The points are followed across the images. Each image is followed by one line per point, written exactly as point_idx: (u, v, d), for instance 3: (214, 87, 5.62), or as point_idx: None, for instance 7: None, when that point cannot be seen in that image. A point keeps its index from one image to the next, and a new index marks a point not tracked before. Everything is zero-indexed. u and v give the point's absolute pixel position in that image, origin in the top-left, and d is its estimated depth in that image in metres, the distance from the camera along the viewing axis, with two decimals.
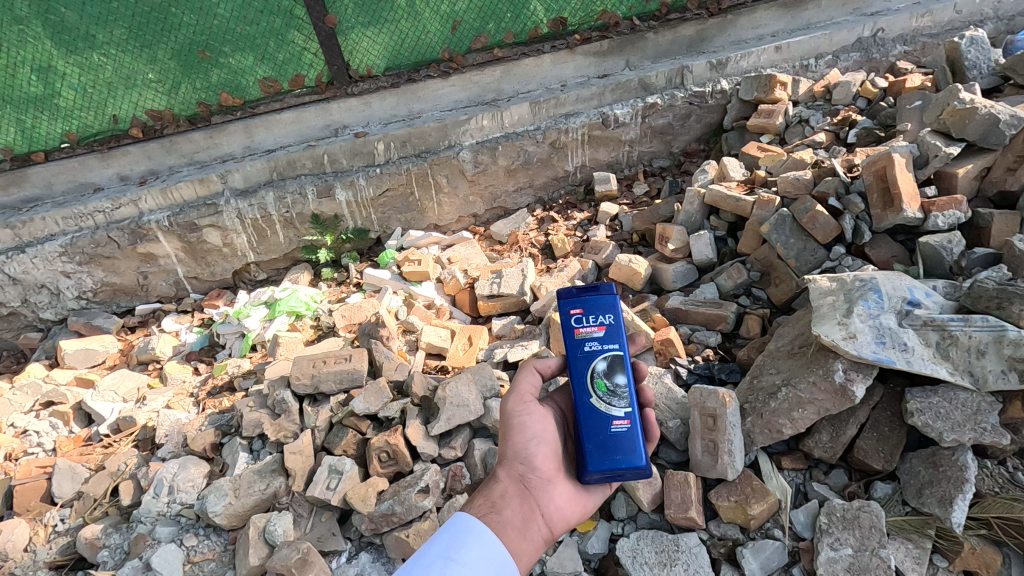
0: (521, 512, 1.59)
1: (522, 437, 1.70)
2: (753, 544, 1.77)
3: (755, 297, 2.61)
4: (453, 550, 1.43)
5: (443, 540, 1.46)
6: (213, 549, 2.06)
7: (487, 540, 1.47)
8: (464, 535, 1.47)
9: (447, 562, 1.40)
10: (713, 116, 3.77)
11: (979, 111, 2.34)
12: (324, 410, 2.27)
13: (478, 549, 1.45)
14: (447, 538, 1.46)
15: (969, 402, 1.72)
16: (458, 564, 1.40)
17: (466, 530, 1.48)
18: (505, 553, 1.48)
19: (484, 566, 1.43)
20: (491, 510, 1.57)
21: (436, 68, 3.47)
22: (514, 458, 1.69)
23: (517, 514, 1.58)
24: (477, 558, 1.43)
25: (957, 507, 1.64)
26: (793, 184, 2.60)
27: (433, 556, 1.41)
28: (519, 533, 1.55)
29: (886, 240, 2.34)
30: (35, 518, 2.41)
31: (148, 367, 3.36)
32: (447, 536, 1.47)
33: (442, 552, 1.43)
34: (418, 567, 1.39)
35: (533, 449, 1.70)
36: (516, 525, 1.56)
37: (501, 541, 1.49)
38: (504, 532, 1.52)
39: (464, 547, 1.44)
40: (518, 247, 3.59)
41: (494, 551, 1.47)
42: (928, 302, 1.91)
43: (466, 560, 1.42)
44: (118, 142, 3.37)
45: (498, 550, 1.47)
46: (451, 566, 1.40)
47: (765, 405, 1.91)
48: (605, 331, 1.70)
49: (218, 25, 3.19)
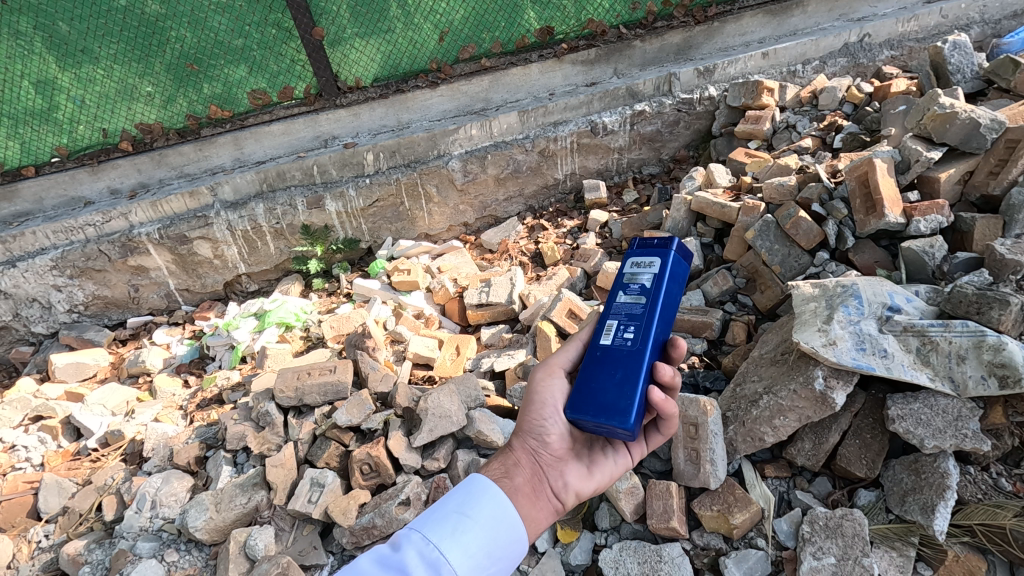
0: (531, 483, 1.50)
1: (540, 412, 1.58)
2: (736, 554, 1.76)
3: (741, 304, 2.59)
4: (468, 506, 1.33)
5: (458, 496, 1.36)
6: (194, 564, 2.06)
7: (502, 501, 1.36)
8: (479, 493, 1.36)
9: (461, 518, 1.29)
10: (702, 123, 3.78)
11: (959, 116, 2.34)
12: (308, 423, 2.27)
13: (492, 508, 1.35)
14: (461, 494, 1.36)
15: (949, 408, 1.72)
16: (472, 520, 1.30)
17: (481, 488, 1.38)
18: (518, 518, 1.36)
19: (498, 527, 1.32)
20: (503, 475, 1.48)
21: (424, 79, 3.48)
22: (531, 431, 1.58)
23: (527, 484, 1.48)
24: (493, 517, 1.32)
25: (940, 514, 1.63)
26: (777, 191, 2.61)
27: (447, 510, 1.32)
28: (529, 502, 1.45)
29: (869, 245, 2.34)
30: (19, 535, 2.40)
31: (138, 380, 3.35)
32: (462, 492, 1.37)
33: (456, 508, 1.33)
34: (431, 519, 1.29)
35: (551, 425, 1.58)
36: (526, 494, 1.46)
37: (514, 506, 1.38)
38: (516, 498, 1.41)
39: (479, 504, 1.33)
40: (508, 256, 3.59)
41: (510, 512, 1.35)
42: (909, 307, 1.90)
43: (481, 517, 1.31)
44: (107, 155, 3.38)
45: (512, 514, 1.36)
46: (465, 523, 1.29)
47: (747, 413, 1.91)
48: None
49: (208, 40, 3.22)
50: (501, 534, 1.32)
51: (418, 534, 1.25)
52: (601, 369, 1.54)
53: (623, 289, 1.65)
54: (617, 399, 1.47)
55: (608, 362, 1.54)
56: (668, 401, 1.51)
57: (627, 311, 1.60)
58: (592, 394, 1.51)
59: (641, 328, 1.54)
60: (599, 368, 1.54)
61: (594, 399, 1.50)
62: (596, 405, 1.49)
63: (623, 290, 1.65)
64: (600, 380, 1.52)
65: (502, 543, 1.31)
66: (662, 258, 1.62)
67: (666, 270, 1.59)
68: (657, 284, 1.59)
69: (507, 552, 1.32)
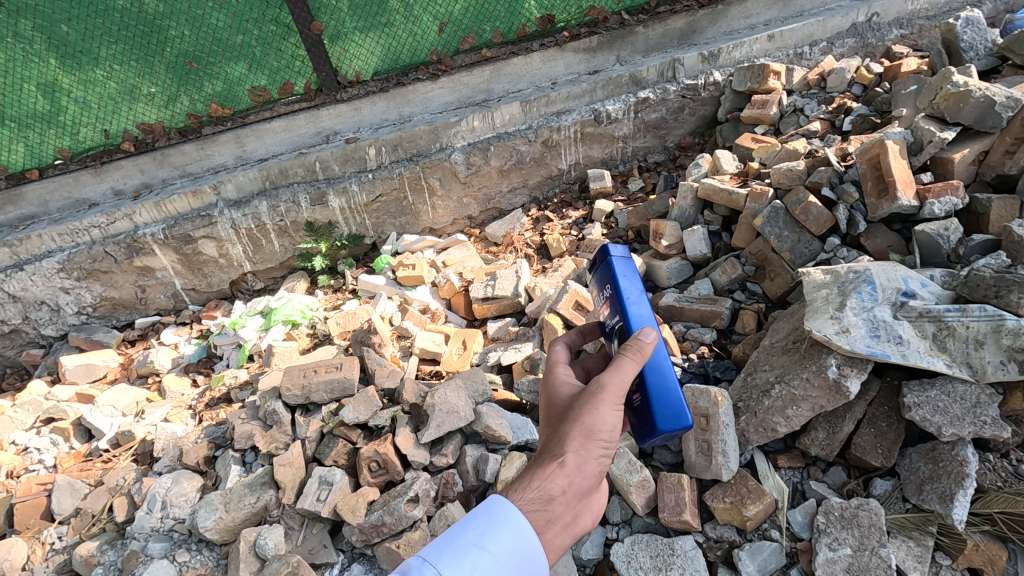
0: (575, 509, 1.39)
1: (607, 436, 1.45)
2: (750, 546, 1.73)
3: (750, 292, 2.54)
4: (487, 539, 1.25)
5: (477, 524, 1.27)
6: (206, 564, 2.06)
7: (527, 533, 1.29)
8: (501, 523, 1.28)
9: (480, 554, 1.22)
10: (707, 109, 3.72)
11: (973, 94, 2.28)
12: (315, 420, 2.27)
13: (515, 541, 1.27)
14: (481, 522, 1.27)
15: (968, 394, 1.67)
16: (492, 557, 1.23)
17: (504, 516, 1.29)
18: (541, 552, 1.30)
19: (518, 562, 1.26)
20: (545, 505, 1.34)
21: (424, 71, 3.44)
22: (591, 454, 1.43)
23: (571, 510, 1.38)
24: (514, 553, 1.26)
25: (959, 503, 1.59)
26: (786, 175, 2.58)
27: (465, 541, 1.23)
28: (565, 528, 1.37)
29: (882, 229, 2.29)
30: (33, 536, 2.41)
31: (147, 380, 3.36)
32: (482, 519, 1.28)
33: (474, 539, 1.25)
34: (447, 551, 1.21)
35: (608, 449, 1.46)
36: (565, 522, 1.36)
37: (539, 539, 1.31)
38: (548, 529, 1.33)
39: (500, 538, 1.26)
40: (513, 248, 3.56)
41: (532, 545, 1.29)
42: (925, 292, 1.86)
43: (501, 552, 1.24)
44: (110, 156, 3.37)
45: (534, 548, 1.29)
46: (484, 559, 1.22)
47: (759, 403, 1.88)
48: (609, 306, 1.62)
49: (207, 37, 3.20)
50: (520, 570, 1.26)
51: (432, 569, 1.17)
52: None
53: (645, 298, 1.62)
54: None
55: None
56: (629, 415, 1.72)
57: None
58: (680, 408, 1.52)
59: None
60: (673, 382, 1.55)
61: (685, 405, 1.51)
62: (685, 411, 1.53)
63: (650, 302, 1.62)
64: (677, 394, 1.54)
65: None
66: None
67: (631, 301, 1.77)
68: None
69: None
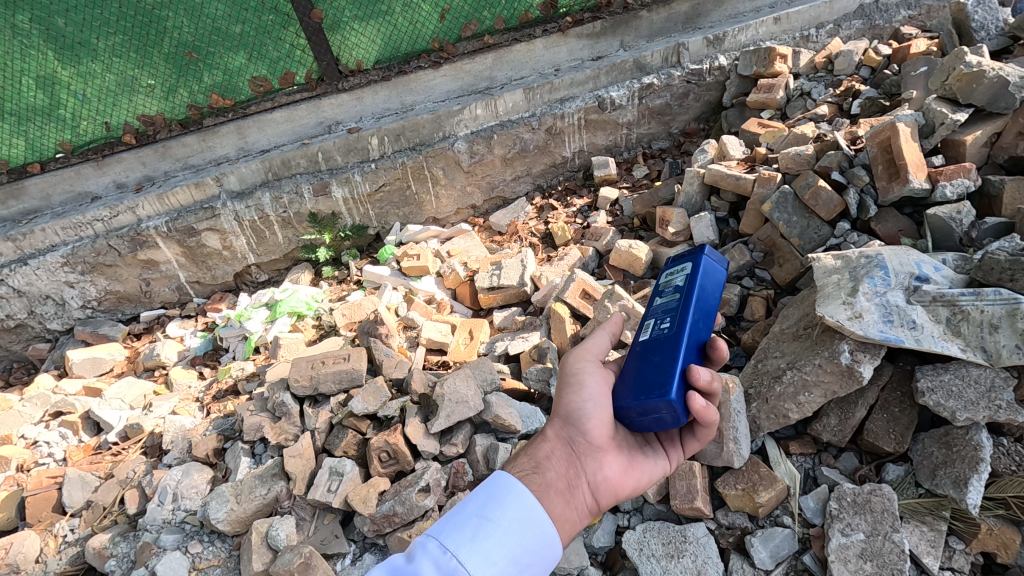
0: (566, 478, 1.46)
1: (579, 396, 1.55)
2: (762, 532, 1.73)
3: (759, 279, 2.53)
4: (489, 509, 1.30)
5: (478, 498, 1.33)
6: (219, 555, 2.06)
7: (527, 501, 1.33)
8: (501, 494, 1.33)
9: (481, 522, 1.26)
10: (712, 94, 3.68)
11: (986, 75, 2.25)
12: (324, 412, 2.26)
13: (517, 510, 1.31)
14: (482, 496, 1.33)
15: (982, 378, 1.66)
16: (493, 524, 1.27)
17: (504, 488, 1.34)
18: (546, 519, 1.33)
19: (523, 530, 1.29)
20: (534, 470, 1.43)
21: (426, 59, 3.40)
22: (568, 419, 1.55)
23: (562, 481, 1.44)
24: (516, 520, 1.29)
25: (972, 488, 1.59)
26: (794, 161, 2.55)
27: (467, 514, 1.29)
28: (563, 499, 1.41)
29: (892, 213, 2.26)
30: (46, 529, 2.42)
31: (154, 373, 3.36)
32: (484, 494, 1.34)
33: (477, 511, 1.30)
34: (450, 524, 1.27)
35: (588, 411, 1.53)
36: (560, 490, 1.42)
37: (541, 506, 1.34)
38: (547, 496, 1.37)
39: (501, 507, 1.30)
40: (518, 237, 3.54)
41: (536, 513, 1.32)
42: (937, 276, 1.84)
43: (503, 520, 1.28)
44: (111, 149, 3.34)
45: (537, 515, 1.32)
46: (486, 527, 1.26)
47: (770, 389, 1.87)
48: None
49: (206, 27, 3.16)
50: (527, 538, 1.29)
51: (435, 542, 1.23)
52: (644, 360, 1.49)
53: (659, 294, 1.62)
54: (656, 382, 1.42)
55: (646, 351, 1.50)
56: (708, 408, 1.40)
57: (663, 307, 1.56)
58: (641, 380, 1.46)
59: (678, 316, 1.49)
60: (640, 359, 1.50)
61: (632, 383, 1.48)
62: (634, 390, 1.46)
63: (659, 293, 1.63)
64: (642, 368, 1.47)
65: (528, 546, 1.28)
66: (695, 261, 1.56)
67: (699, 270, 1.53)
68: (690, 280, 1.54)
69: (534, 556, 1.29)
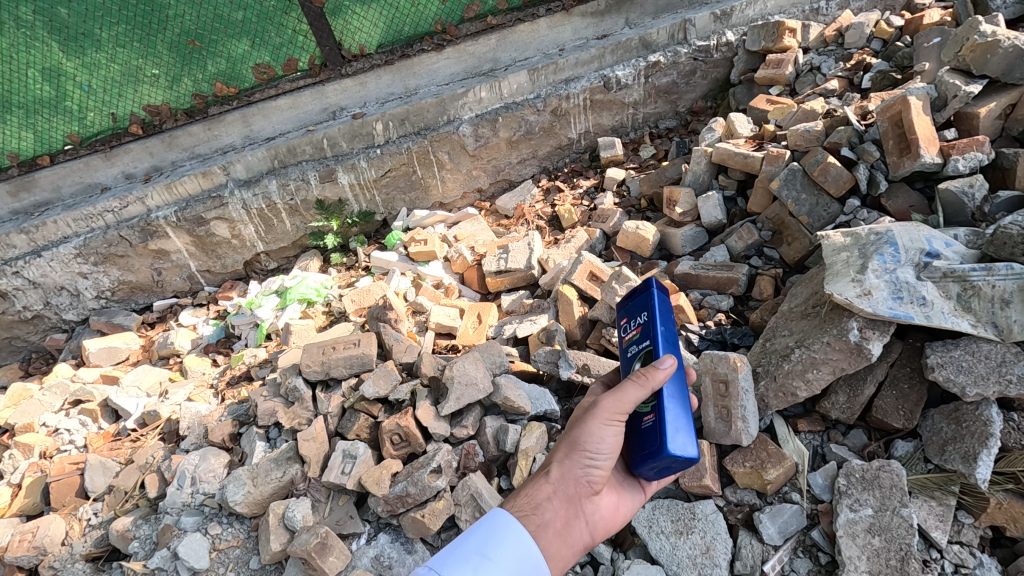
0: (564, 517, 1.46)
1: (594, 449, 1.51)
2: (771, 509, 1.75)
3: (767, 258, 2.52)
4: (490, 547, 1.33)
5: (479, 535, 1.36)
6: (237, 536, 2.11)
7: (526, 540, 1.36)
8: (501, 532, 1.36)
9: (483, 560, 1.30)
10: (720, 71, 3.62)
11: (1002, 44, 2.20)
12: (336, 396, 2.30)
13: (515, 548, 1.35)
14: (483, 533, 1.36)
15: (992, 353, 1.66)
16: (493, 563, 1.30)
17: (503, 526, 1.37)
18: (541, 559, 1.36)
19: (519, 569, 1.33)
20: (532, 511, 1.43)
21: (429, 42, 3.38)
22: (577, 462, 1.51)
23: (559, 519, 1.44)
24: (514, 559, 1.33)
25: (982, 462, 1.59)
26: (803, 137, 2.51)
27: (468, 551, 1.32)
28: (559, 539, 1.43)
29: (903, 189, 2.24)
30: (70, 513, 2.49)
31: (169, 361, 3.42)
32: (484, 531, 1.37)
33: (478, 548, 1.33)
34: (451, 560, 1.30)
35: (598, 461, 1.52)
36: (557, 530, 1.43)
37: (538, 546, 1.38)
38: (543, 536, 1.40)
39: (501, 546, 1.34)
40: (525, 221, 3.54)
41: (534, 554, 1.36)
42: (949, 252, 1.82)
43: (502, 559, 1.32)
44: (118, 140, 3.36)
45: (534, 555, 1.36)
46: (486, 565, 1.29)
47: (778, 368, 1.87)
48: (639, 330, 1.67)
49: (208, 14, 3.14)
50: None
51: None
52: None
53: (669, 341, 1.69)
54: None
55: None
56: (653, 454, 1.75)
57: None
58: None
59: None
60: None
61: None
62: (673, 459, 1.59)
63: None
64: None
65: None
66: None
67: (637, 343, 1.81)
68: None
69: None
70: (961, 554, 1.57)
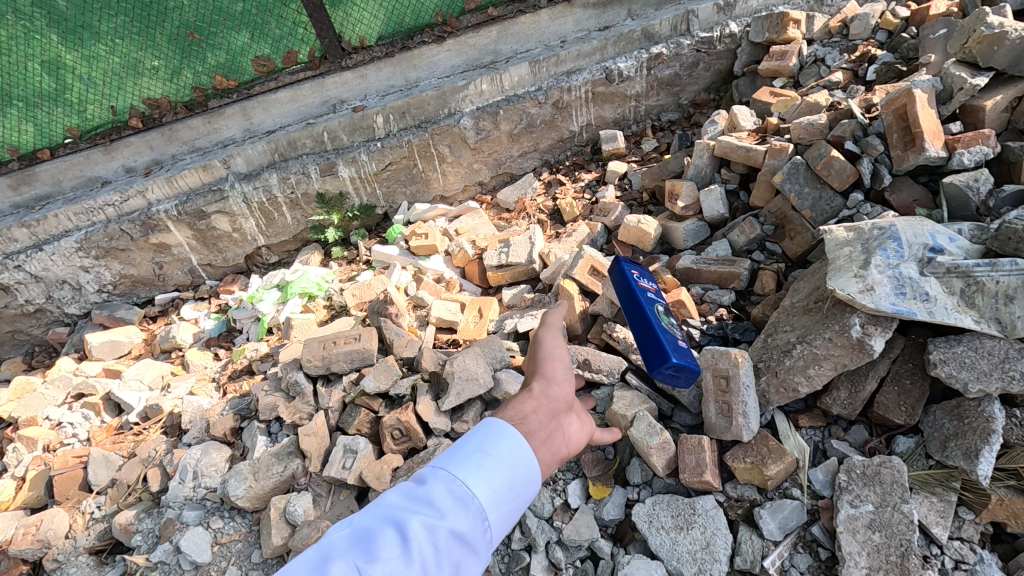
0: (547, 425, 1.23)
1: (551, 360, 1.39)
2: (771, 504, 1.75)
3: (769, 252, 2.50)
4: (489, 444, 1.11)
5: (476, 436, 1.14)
6: (239, 530, 2.12)
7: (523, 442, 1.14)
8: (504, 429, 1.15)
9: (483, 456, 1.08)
10: (723, 62, 3.60)
11: (1009, 35, 2.18)
12: (337, 391, 2.30)
13: (516, 446, 1.13)
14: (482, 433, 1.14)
15: (995, 350, 1.64)
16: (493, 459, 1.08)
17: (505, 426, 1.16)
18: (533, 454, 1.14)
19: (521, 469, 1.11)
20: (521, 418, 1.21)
21: (430, 34, 3.35)
22: (542, 381, 1.33)
23: (543, 426, 1.21)
24: (518, 457, 1.11)
25: (983, 459, 1.59)
26: (806, 130, 2.49)
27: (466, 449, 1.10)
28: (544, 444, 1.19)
29: (907, 183, 2.22)
30: (74, 507, 2.50)
31: (171, 355, 3.43)
32: (483, 430, 1.15)
33: (476, 447, 1.11)
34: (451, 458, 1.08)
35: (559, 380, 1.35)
36: (543, 439, 1.19)
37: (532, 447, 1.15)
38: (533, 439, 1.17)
39: (502, 442, 1.12)
40: (526, 215, 3.52)
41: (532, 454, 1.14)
42: (953, 247, 1.80)
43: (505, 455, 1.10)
44: (118, 134, 3.34)
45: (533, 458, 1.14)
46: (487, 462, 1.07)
47: (779, 363, 1.87)
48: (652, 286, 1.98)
49: (207, 6, 3.12)
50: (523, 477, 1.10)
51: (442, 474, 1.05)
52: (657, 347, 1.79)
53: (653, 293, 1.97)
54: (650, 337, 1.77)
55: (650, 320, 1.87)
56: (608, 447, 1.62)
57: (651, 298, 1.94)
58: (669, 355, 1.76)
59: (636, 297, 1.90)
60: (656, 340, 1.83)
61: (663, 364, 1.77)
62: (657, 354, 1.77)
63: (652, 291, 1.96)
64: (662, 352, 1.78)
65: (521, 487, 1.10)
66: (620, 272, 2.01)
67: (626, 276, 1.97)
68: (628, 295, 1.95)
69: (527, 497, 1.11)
70: (962, 550, 1.57)
